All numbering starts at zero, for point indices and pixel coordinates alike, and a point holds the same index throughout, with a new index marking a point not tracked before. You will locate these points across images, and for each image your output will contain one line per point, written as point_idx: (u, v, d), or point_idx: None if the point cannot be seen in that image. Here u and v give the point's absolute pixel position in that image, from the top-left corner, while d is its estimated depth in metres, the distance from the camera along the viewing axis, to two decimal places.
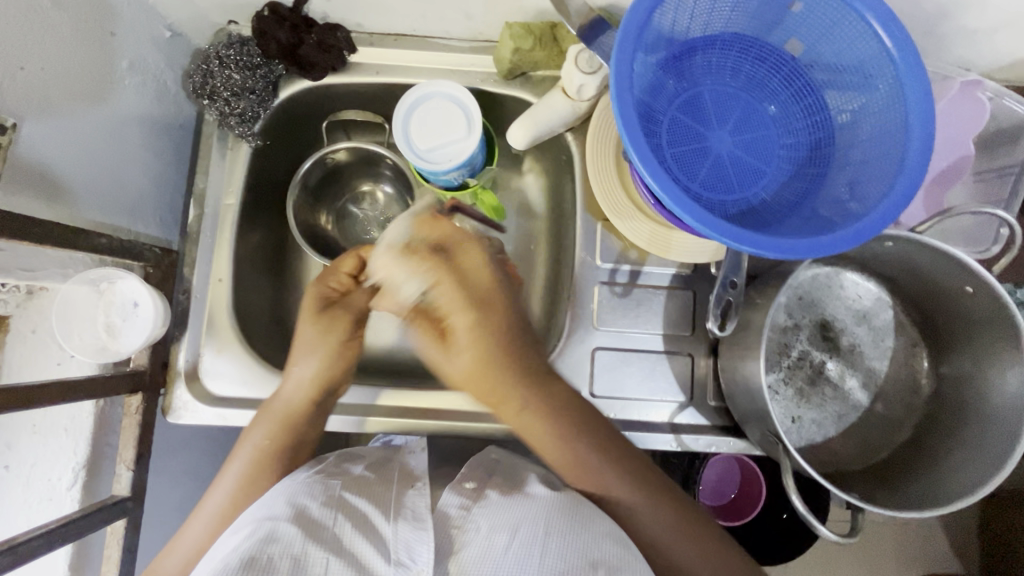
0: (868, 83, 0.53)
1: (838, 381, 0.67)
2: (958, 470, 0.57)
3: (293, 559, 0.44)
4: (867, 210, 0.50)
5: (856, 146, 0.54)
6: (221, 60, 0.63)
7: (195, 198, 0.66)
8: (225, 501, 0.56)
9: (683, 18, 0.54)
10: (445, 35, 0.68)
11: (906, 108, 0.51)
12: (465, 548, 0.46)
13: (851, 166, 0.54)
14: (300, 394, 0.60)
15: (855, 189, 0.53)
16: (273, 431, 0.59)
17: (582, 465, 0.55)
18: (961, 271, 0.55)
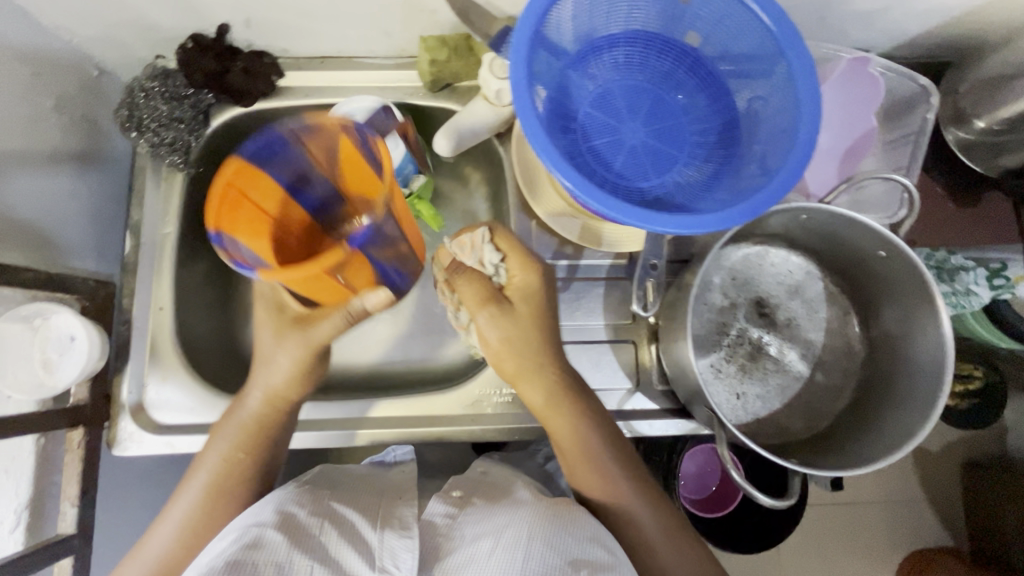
0: (763, 68, 0.56)
1: (778, 355, 0.68)
2: (892, 427, 0.58)
3: (278, 565, 0.43)
4: (770, 183, 0.53)
5: (761, 125, 0.57)
6: (145, 92, 0.64)
7: (131, 230, 0.66)
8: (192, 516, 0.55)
9: (583, 20, 0.57)
10: (369, 55, 0.71)
11: (799, 87, 0.54)
12: (450, 555, 0.48)
13: (758, 144, 0.57)
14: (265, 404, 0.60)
15: (759, 165, 0.56)
16: (242, 441, 0.58)
17: (605, 474, 0.58)
18: (873, 237, 0.58)
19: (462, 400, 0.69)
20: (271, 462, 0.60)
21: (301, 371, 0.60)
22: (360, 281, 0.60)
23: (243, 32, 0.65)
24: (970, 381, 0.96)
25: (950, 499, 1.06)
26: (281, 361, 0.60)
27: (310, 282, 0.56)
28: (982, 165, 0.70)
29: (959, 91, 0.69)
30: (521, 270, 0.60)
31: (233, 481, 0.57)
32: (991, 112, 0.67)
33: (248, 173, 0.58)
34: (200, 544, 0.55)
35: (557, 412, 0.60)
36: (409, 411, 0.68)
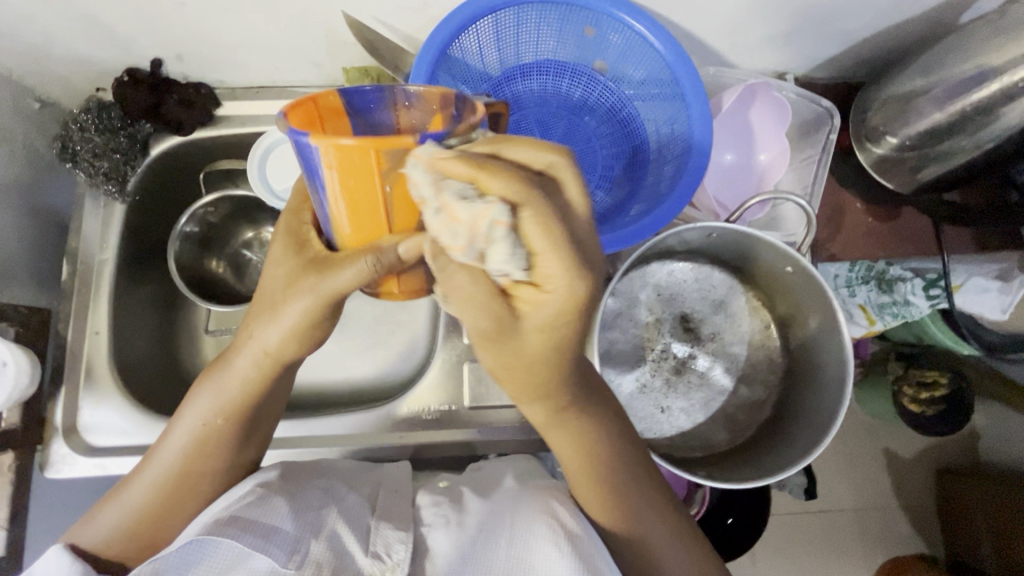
0: (664, 93, 0.59)
1: (701, 369, 0.70)
2: (801, 438, 0.61)
3: (270, 530, 0.47)
4: (666, 204, 0.57)
5: (663, 149, 0.60)
6: (80, 125, 0.67)
7: (68, 257, 0.68)
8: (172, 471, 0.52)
9: (490, 51, 0.59)
10: (303, 84, 0.73)
11: (693, 113, 0.57)
12: (436, 537, 0.52)
13: (664, 166, 0.60)
14: (254, 370, 0.50)
15: (659, 186, 0.59)
16: (223, 410, 0.52)
17: (636, 513, 0.54)
18: (781, 255, 0.61)
19: (394, 417, 0.70)
20: (252, 433, 0.54)
21: (306, 329, 0.48)
22: (411, 220, 0.39)
23: (177, 64, 0.67)
24: (935, 389, 0.95)
25: (918, 505, 1.07)
26: (284, 313, 0.47)
27: (351, 158, 0.34)
28: (901, 182, 0.71)
29: (869, 113, 0.71)
30: (562, 277, 0.32)
31: (208, 446, 0.52)
32: (902, 130, 0.66)
33: (332, 110, 0.40)
34: (187, 496, 0.53)
35: (566, 413, 0.48)
36: (345, 429, 0.70)
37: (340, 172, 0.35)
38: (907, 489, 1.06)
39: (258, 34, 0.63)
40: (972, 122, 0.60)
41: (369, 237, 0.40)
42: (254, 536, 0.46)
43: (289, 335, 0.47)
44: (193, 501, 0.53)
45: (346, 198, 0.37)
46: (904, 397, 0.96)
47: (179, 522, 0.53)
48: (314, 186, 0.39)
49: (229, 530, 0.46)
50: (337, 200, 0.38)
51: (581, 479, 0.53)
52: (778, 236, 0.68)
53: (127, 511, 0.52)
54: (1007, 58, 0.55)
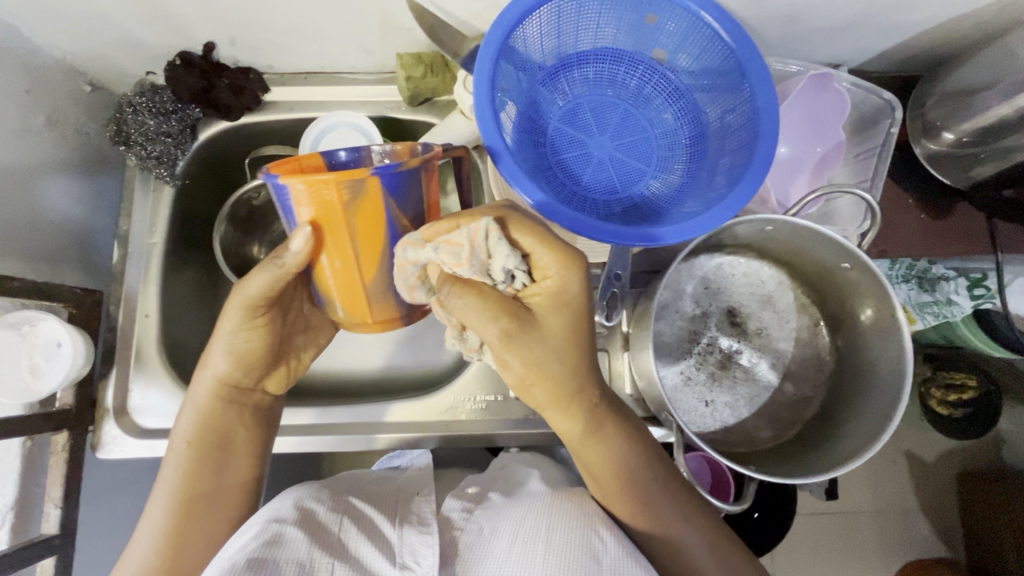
0: (726, 83, 0.58)
1: (746, 363, 0.70)
2: (854, 435, 0.60)
3: (300, 564, 0.47)
4: (728, 195, 0.55)
5: (721, 142, 0.59)
6: (133, 107, 0.67)
7: (118, 240, 0.69)
8: (169, 497, 0.56)
9: (549, 38, 0.59)
10: (351, 70, 0.73)
11: (758, 103, 0.55)
12: (467, 549, 0.52)
13: (723, 158, 0.59)
14: (204, 391, 0.60)
15: (717, 177, 0.58)
16: (194, 430, 0.59)
17: (650, 502, 0.56)
18: (840, 251, 0.60)
19: (437, 407, 0.71)
20: (226, 461, 0.59)
21: (240, 349, 0.59)
22: (371, 263, 0.52)
23: (229, 50, 0.67)
24: (964, 390, 0.96)
25: (946, 509, 1.05)
26: (226, 339, 0.59)
27: (315, 196, 0.44)
28: (953, 179, 0.70)
29: (926, 107, 0.70)
30: (555, 263, 0.50)
31: (191, 458, 0.58)
32: (961, 126, 0.66)
33: (313, 164, 0.50)
34: (185, 538, 0.55)
35: (598, 439, 0.55)
36: (384, 417, 0.71)
37: (304, 208, 0.46)
38: (939, 491, 1.06)
39: (313, 19, 0.63)
40: None
41: (334, 263, 0.51)
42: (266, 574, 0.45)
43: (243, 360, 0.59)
44: (207, 518, 0.56)
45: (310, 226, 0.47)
46: (930, 399, 0.99)
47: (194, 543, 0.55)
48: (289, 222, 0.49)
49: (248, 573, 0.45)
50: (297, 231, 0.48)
51: (596, 471, 0.56)
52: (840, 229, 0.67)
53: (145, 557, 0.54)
54: None
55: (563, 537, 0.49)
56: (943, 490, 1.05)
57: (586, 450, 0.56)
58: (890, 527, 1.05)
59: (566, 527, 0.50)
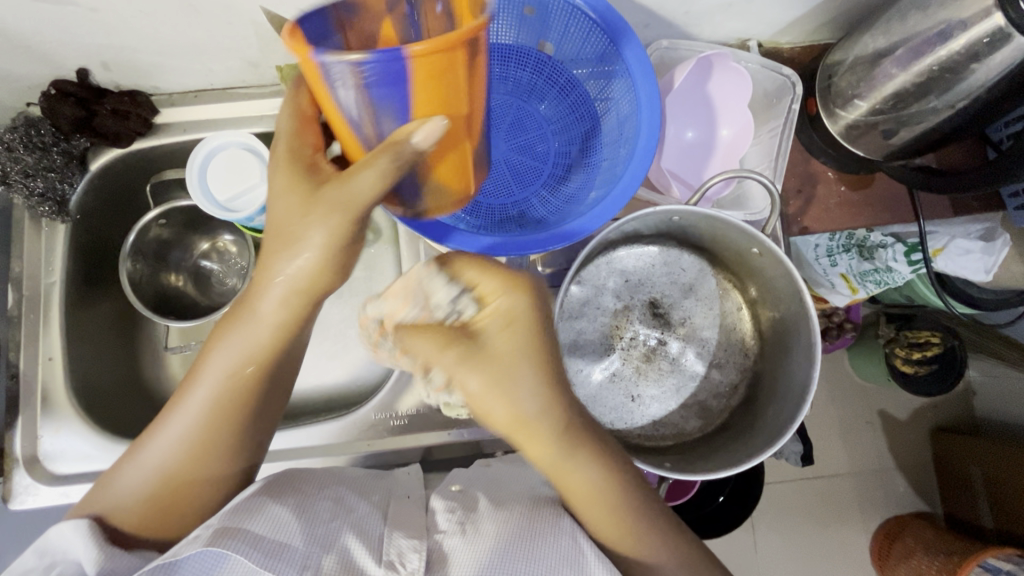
0: (611, 71, 0.55)
1: (672, 354, 0.69)
2: (773, 421, 0.59)
3: (275, 543, 0.46)
4: (611, 195, 0.53)
5: (613, 135, 0.57)
6: (7, 145, 0.63)
7: (12, 283, 0.66)
8: (198, 441, 0.49)
9: None
10: (243, 85, 0.70)
11: (638, 91, 0.52)
12: (451, 555, 0.49)
13: (615, 152, 0.57)
14: (279, 309, 0.50)
15: (613, 169, 0.55)
16: (254, 359, 0.50)
17: (640, 543, 0.49)
18: (746, 236, 0.59)
19: (363, 424, 0.69)
20: (273, 399, 0.53)
21: (325, 260, 0.49)
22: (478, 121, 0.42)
23: (105, 74, 0.64)
24: (929, 348, 0.92)
25: (916, 468, 1.06)
26: (309, 245, 0.47)
27: (436, 61, 0.33)
28: (867, 149, 0.68)
29: (835, 76, 0.67)
30: (501, 287, 0.49)
31: (233, 402, 0.50)
32: (870, 93, 0.63)
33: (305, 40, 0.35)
34: (194, 489, 0.49)
35: (569, 465, 0.48)
36: (315, 441, 0.69)
37: (423, 82, 0.35)
38: (908, 451, 1.06)
39: (182, 36, 0.59)
40: (942, 80, 0.56)
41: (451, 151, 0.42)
42: (262, 553, 0.45)
43: (315, 268, 0.49)
44: (198, 504, 0.50)
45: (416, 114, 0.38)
46: (895, 358, 0.94)
47: (190, 514, 0.49)
48: (367, 109, 0.37)
49: (235, 543, 0.44)
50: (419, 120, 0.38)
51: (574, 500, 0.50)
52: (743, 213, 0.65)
53: (143, 476, 0.49)
54: (971, 11, 0.51)
55: (545, 533, 0.49)
56: (911, 449, 1.06)
57: (568, 475, 0.49)
58: (858, 492, 1.05)
59: (548, 521, 0.51)
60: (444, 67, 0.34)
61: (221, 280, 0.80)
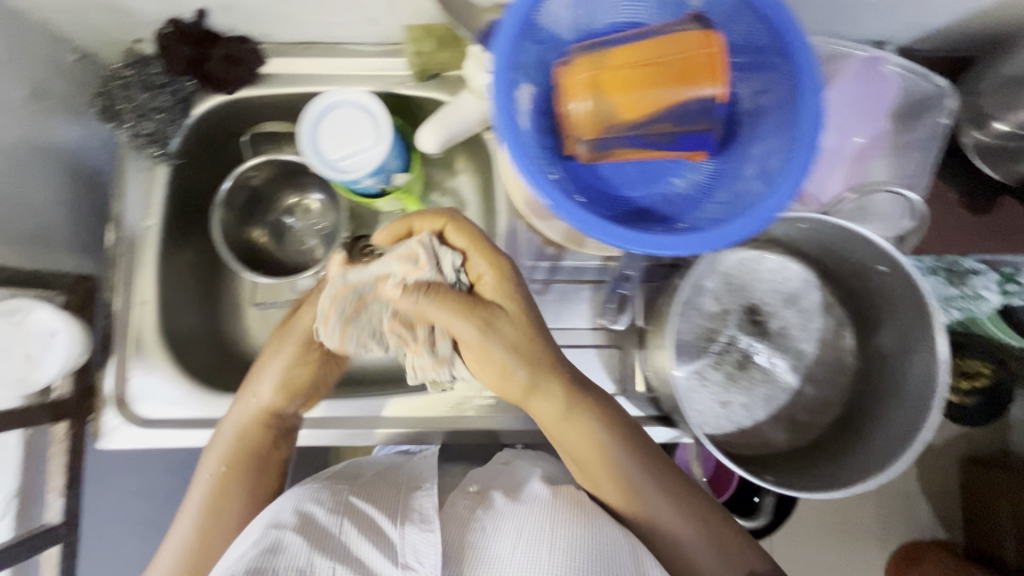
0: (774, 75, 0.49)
1: (767, 364, 0.67)
2: (875, 448, 0.57)
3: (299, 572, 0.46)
4: (768, 199, 0.48)
5: (756, 141, 0.51)
6: (124, 82, 0.63)
7: (112, 223, 0.66)
8: (208, 486, 0.58)
9: (580, 14, 0.50)
10: (355, 41, 0.67)
11: (804, 102, 0.47)
12: (474, 544, 0.49)
13: (751, 163, 0.51)
14: (277, 392, 0.60)
15: (761, 176, 0.50)
16: (251, 419, 0.60)
17: (662, 520, 0.55)
18: (876, 252, 0.56)
19: (445, 401, 0.68)
20: (274, 447, 0.61)
21: (291, 380, 0.61)
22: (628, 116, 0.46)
23: (222, 18, 0.62)
24: None
25: None
26: (274, 368, 0.61)
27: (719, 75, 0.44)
28: (1000, 172, 0.67)
29: (981, 92, 0.65)
30: (489, 262, 0.54)
31: (260, 432, 0.60)
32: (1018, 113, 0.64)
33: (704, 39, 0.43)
34: (222, 508, 0.57)
35: (596, 445, 0.54)
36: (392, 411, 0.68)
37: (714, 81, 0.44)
38: None
39: None
40: None
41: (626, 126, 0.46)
42: None
43: (280, 386, 0.60)
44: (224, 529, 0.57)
45: (629, 154, 0.49)
46: None
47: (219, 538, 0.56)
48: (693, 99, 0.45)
49: None
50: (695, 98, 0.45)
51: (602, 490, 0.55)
52: (878, 229, 0.61)
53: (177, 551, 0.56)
54: None
55: (571, 547, 0.47)
56: None
57: (600, 486, 0.55)
58: None
59: (573, 534, 0.49)
60: (704, 75, 0.44)
61: (301, 241, 0.78)
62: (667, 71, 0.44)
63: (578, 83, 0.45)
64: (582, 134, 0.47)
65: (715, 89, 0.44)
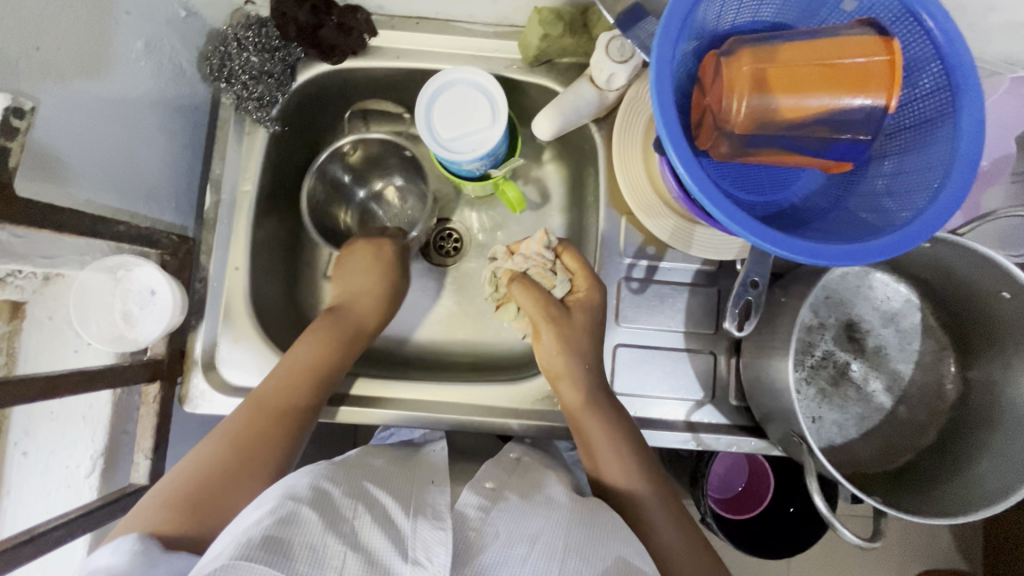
0: (921, 90, 0.48)
1: (861, 382, 0.65)
2: (982, 478, 0.56)
3: (311, 551, 0.42)
4: (920, 214, 0.46)
5: (891, 156, 0.50)
6: (239, 42, 0.62)
7: (211, 185, 0.65)
8: (195, 473, 0.51)
9: (730, 10, 0.48)
10: (468, 20, 0.66)
11: (958, 121, 0.46)
12: (484, 552, 0.46)
13: (882, 178, 0.50)
14: (280, 377, 0.59)
15: (906, 192, 0.48)
16: (254, 410, 0.57)
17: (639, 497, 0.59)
18: (999, 277, 0.54)
19: (527, 394, 0.66)
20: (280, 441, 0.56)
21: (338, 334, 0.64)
22: (783, 117, 0.44)
23: None
24: None
25: None
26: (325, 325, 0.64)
27: (886, 84, 0.43)
28: None
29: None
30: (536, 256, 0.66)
31: (300, 390, 0.59)
32: None
33: (881, 46, 0.43)
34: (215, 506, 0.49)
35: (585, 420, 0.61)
36: (472, 399, 0.66)
37: (883, 92, 0.43)
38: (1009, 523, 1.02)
39: None
40: None
41: (775, 126, 0.45)
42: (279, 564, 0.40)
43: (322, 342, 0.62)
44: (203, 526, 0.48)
45: (772, 157, 0.47)
46: None
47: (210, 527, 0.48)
48: (852, 106, 0.44)
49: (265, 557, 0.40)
50: (855, 104, 0.44)
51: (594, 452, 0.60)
52: (1001, 251, 0.61)
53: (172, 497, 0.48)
54: None
55: (580, 563, 0.45)
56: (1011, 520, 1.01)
57: (587, 434, 0.61)
58: None
59: (586, 552, 0.46)
60: (867, 82, 0.43)
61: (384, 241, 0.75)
62: (840, 75, 0.43)
63: (742, 76, 0.44)
64: (734, 128, 0.45)
65: (887, 101, 0.43)
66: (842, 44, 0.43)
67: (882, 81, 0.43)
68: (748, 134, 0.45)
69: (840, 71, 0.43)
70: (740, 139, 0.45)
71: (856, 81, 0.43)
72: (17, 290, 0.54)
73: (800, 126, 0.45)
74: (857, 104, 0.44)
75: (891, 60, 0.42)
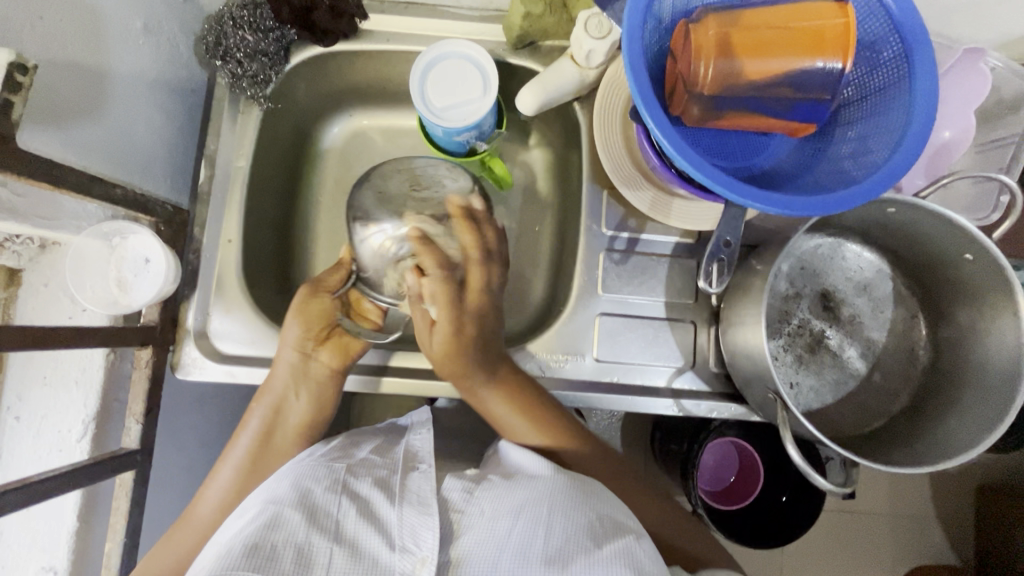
0: (880, 59, 0.51)
1: (837, 349, 0.67)
2: (950, 435, 0.58)
3: (297, 549, 0.43)
4: (879, 171, 0.49)
5: (855, 122, 0.52)
6: (234, 21, 0.64)
7: (206, 160, 0.67)
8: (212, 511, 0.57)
9: None
10: (455, 5, 0.70)
11: (914, 86, 0.49)
12: (465, 535, 0.47)
13: (846, 143, 0.53)
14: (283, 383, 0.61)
15: (868, 152, 0.51)
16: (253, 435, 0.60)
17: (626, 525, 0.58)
18: (962, 239, 0.56)
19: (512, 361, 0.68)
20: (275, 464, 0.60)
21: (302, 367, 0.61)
22: (748, 78, 0.47)
23: None
24: None
25: None
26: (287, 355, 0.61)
27: (843, 45, 0.46)
28: None
29: None
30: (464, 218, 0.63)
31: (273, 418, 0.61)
32: None
33: (837, 10, 0.46)
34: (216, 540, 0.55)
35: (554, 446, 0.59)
36: None
37: (839, 53, 0.46)
38: None
39: None
40: None
41: (741, 87, 0.47)
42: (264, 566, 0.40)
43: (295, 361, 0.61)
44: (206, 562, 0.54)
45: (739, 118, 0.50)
46: None
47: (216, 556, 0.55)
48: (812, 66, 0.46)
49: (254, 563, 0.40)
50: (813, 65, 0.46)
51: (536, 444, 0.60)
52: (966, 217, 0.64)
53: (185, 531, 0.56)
54: None
55: (567, 524, 0.46)
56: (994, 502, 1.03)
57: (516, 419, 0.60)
58: None
59: (570, 512, 0.47)
60: (826, 45, 0.46)
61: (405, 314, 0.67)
62: (800, 38, 0.46)
63: (709, 39, 0.46)
64: (702, 90, 0.47)
65: (844, 63, 0.46)
66: (802, 11, 0.46)
67: (839, 43, 0.46)
68: (715, 94, 0.48)
69: (801, 34, 0.46)
70: (708, 98, 0.48)
71: (816, 44, 0.46)
72: (13, 256, 0.56)
73: (765, 86, 0.47)
74: (816, 66, 0.46)
75: (847, 23, 0.45)
